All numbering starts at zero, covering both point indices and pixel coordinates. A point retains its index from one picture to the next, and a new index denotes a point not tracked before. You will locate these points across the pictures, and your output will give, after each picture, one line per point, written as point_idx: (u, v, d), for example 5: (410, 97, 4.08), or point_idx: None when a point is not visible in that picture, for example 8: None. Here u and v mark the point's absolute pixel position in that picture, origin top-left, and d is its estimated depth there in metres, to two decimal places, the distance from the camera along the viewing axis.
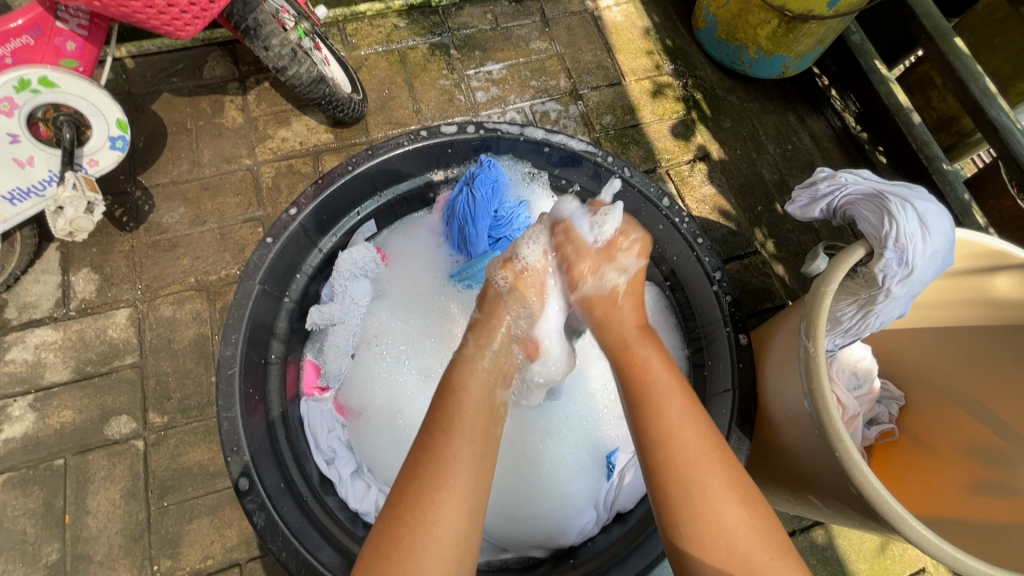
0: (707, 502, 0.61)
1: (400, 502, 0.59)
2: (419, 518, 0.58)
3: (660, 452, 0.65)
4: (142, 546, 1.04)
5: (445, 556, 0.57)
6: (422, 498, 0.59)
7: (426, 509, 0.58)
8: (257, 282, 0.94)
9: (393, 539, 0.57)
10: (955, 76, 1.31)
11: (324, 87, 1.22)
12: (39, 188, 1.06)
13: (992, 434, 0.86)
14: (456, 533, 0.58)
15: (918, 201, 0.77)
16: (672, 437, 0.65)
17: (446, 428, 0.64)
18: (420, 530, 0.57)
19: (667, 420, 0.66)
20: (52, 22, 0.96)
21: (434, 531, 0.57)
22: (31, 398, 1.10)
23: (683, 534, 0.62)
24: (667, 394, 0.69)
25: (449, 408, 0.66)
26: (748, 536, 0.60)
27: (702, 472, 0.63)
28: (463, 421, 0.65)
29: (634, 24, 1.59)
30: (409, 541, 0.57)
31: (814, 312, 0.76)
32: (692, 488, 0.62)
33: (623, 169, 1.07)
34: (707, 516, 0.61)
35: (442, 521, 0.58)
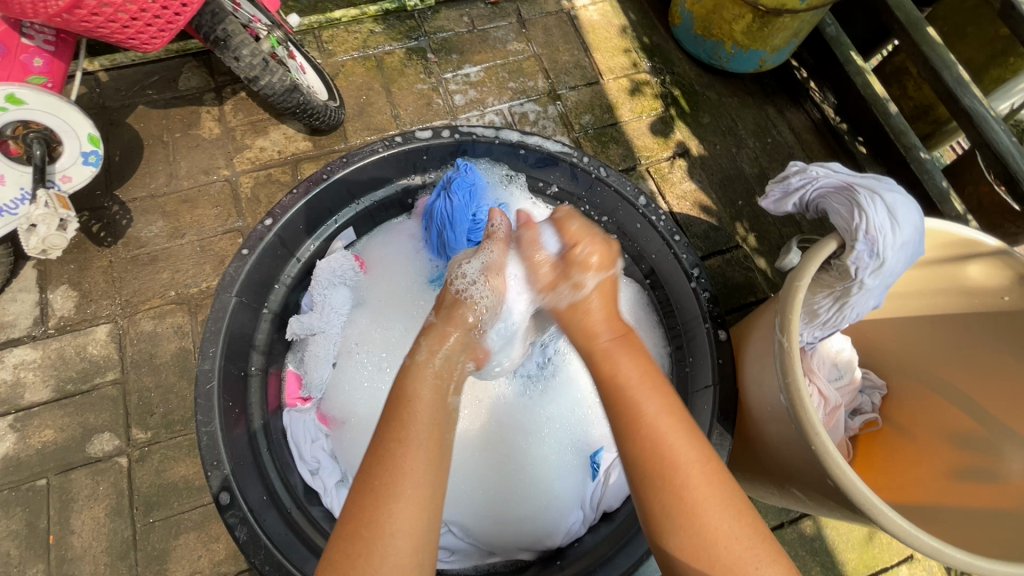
0: (687, 510, 0.62)
1: (353, 519, 0.59)
2: (374, 531, 0.58)
3: (642, 449, 0.66)
4: (129, 564, 1.03)
5: (403, 564, 0.57)
6: (377, 511, 0.59)
7: (382, 521, 0.59)
8: (234, 295, 0.93)
9: (350, 556, 0.57)
10: (929, 65, 1.32)
11: (298, 96, 1.21)
12: (11, 206, 1.04)
13: (971, 420, 0.87)
14: (413, 542, 0.59)
15: (886, 192, 0.78)
16: (655, 442, 0.66)
17: (399, 437, 0.64)
18: (378, 543, 0.57)
19: (648, 421, 0.68)
20: (18, 38, 0.95)
21: (393, 542, 0.58)
22: (11, 419, 1.09)
23: (664, 528, 0.63)
24: (647, 400, 0.69)
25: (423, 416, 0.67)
26: (722, 526, 0.62)
27: (680, 467, 0.65)
28: (416, 430, 0.65)
29: (611, 23, 1.59)
30: (369, 555, 0.57)
31: (788, 306, 0.76)
32: (673, 488, 0.63)
33: (598, 168, 1.07)
34: (686, 513, 0.62)
35: (399, 531, 0.59)
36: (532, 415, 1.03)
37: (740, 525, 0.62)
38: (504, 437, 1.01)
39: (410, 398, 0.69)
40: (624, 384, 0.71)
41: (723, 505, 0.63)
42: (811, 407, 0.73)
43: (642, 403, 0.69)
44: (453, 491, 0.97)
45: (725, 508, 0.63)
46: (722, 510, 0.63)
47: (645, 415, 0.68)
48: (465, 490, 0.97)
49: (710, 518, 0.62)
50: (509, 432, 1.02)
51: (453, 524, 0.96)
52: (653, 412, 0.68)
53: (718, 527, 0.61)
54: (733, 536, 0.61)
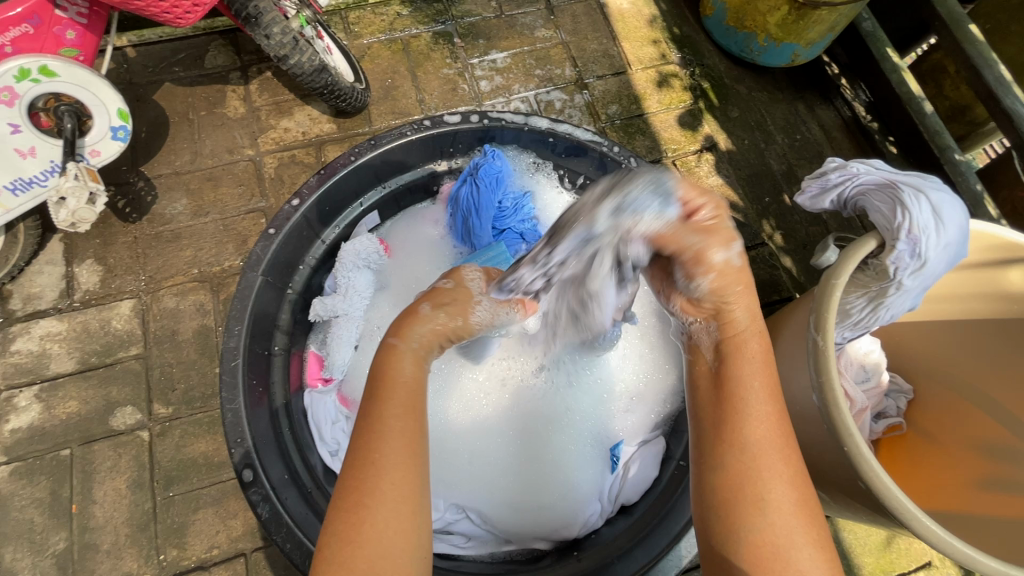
0: (767, 510, 0.57)
1: (345, 488, 0.57)
2: (364, 498, 0.56)
3: (735, 445, 0.60)
4: (149, 536, 1.04)
5: (401, 530, 0.55)
6: (364, 480, 0.56)
7: (371, 490, 0.56)
8: (260, 274, 0.94)
9: (350, 525, 0.55)
10: (969, 64, 1.28)
11: (325, 76, 1.20)
12: (40, 178, 1.04)
13: (1003, 429, 0.85)
14: (405, 512, 0.56)
15: (932, 192, 0.76)
16: (758, 437, 0.60)
17: (374, 403, 0.61)
18: (366, 511, 0.55)
19: (753, 420, 0.60)
20: (52, 10, 0.93)
21: (382, 509, 0.55)
22: (37, 389, 1.10)
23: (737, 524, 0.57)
24: (758, 397, 0.62)
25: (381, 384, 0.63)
26: (797, 539, 0.56)
27: (769, 467, 0.59)
28: (394, 394, 0.62)
29: (641, 12, 1.56)
30: (362, 525, 0.54)
31: (824, 305, 0.75)
32: (758, 486, 0.57)
33: (628, 159, 1.05)
34: (769, 518, 0.56)
35: (387, 498, 0.56)
36: (552, 405, 1.03)
37: (811, 537, 0.56)
38: (527, 423, 1.01)
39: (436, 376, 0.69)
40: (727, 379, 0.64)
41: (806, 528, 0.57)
42: (844, 408, 0.72)
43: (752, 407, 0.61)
44: (472, 477, 0.98)
45: (804, 523, 0.57)
46: (799, 516, 0.57)
47: (753, 420, 0.60)
48: (481, 478, 0.98)
49: (786, 518, 0.56)
50: (530, 420, 1.01)
51: (472, 510, 0.97)
52: (761, 417, 0.61)
53: (790, 535, 0.56)
54: (800, 544, 0.56)
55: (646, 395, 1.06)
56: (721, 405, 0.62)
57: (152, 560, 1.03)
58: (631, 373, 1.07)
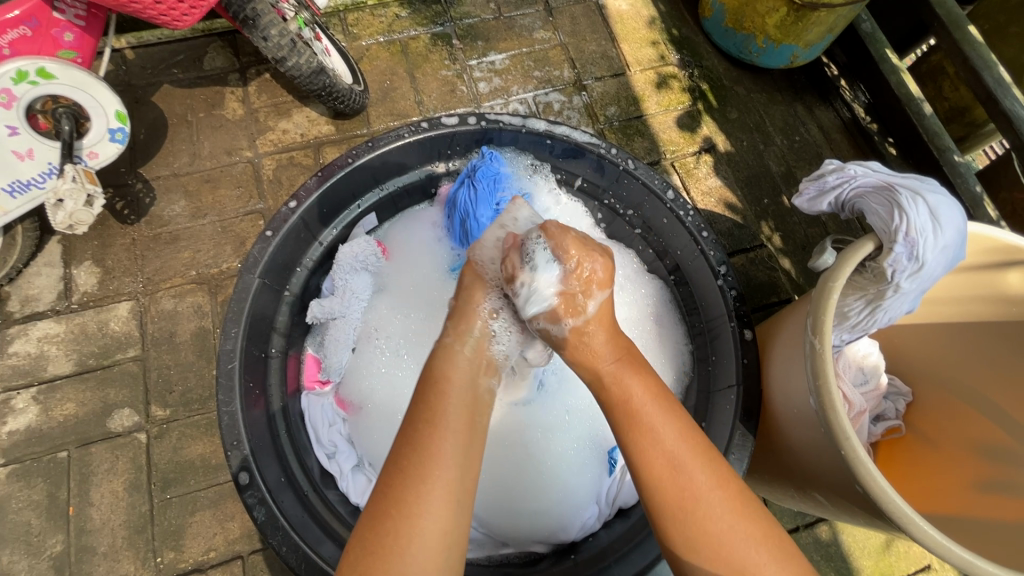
0: (690, 504, 0.63)
1: (383, 498, 0.60)
2: (403, 512, 0.58)
3: (639, 450, 0.67)
4: (146, 539, 1.04)
5: (432, 547, 0.58)
6: (405, 493, 0.59)
7: (413, 502, 0.59)
8: (257, 276, 0.93)
9: (378, 533, 0.58)
10: (969, 65, 1.28)
11: (324, 78, 1.20)
12: (39, 180, 1.04)
13: (1001, 432, 0.85)
14: (444, 525, 0.59)
15: (929, 194, 0.76)
16: (654, 437, 0.67)
17: (428, 420, 0.65)
18: (407, 522, 0.58)
19: (647, 423, 0.68)
20: (50, 12, 0.93)
21: (421, 523, 0.58)
22: (34, 391, 1.10)
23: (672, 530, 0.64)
24: (645, 402, 0.70)
25: (430, 400, 0.67)
26: (729, 525, 0.62)
27: (687, 467, 0.65)
28: (446, 413, 0.66)
29: (640, 13, 1.56)
30: (403, 536, 0.57)
31: (821, 308, 0.74)
32: (677, 485, 0.64)
33: (626, 160, 1.05)
34: (693, 509, 0.63)
35: (429, 512, 0.59)
36: (548, 408, 1.02)
37: (739, 518, 0.63)
38: (523, 427, 1.00)
39: (437, 378, 0.71)
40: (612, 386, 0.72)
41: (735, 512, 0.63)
42: (842, 412, 0.72)
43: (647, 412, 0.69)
44: None
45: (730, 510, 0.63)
46: (724, 503, 0.64)
47: (651, 426, 0.68)
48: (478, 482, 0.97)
49: (710, 505, 0.63)
50: (526, 423, 1.01)
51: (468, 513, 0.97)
52: (653, 419, 0.68)
53: (719, 523, 0.62)
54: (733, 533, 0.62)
55: None
56: (624, 418, 0.69)
57: (149, 563, 1.03)
58: None
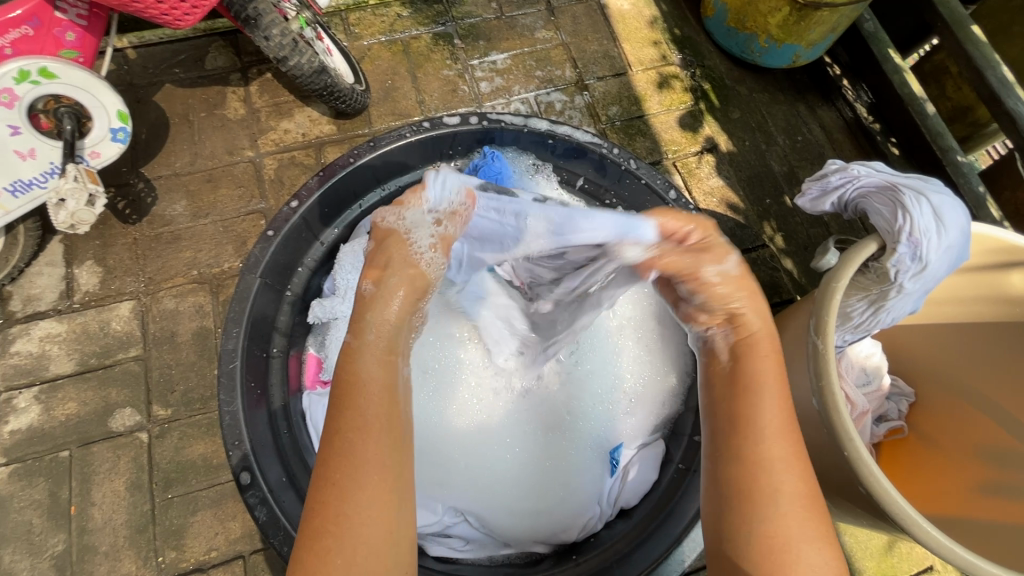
0: (786, 530, 0.56)
1: (317, 510, 0.56)
2: (338, 520, 0.56)
3: (747, 453, 0.59)
4: (147, 538, 1.04)
5: (376, 551, 0.55)
6: (340, 504, 0.56)
7: (344, 509, 0.56)
8: (258, 276, 0.94)
9: (316, 550, 0.55)
10: (972, 65, 1.27)
11: (325, 78, 1.20)
12: (41, 179, 1.04)
13: (1006, 435, 0.84)
14: (384, 530, 0.57)
15: (933, 194, 0.75)
16: (771, 440, 0.59)
17: (349, 418, 0.59)
18: (343, 531, 0.55)
19: (766, 422, 0.60)
20: (52, 12, 0.94)
21: (361, 532, 0.55)
22: (36, 390, 1.10)
23: (749, 542, 0.57)
24: (770, 398, 0.61)
25: (347, 396, 0.61)
26: (815, 562, 0.56)
27: (789, 467, 0.59)
28: (368, 406, 0.60)
29: (642, 13, 1.56)
30: (337, 545, 0.55)
31: (824, 308, 0.74)
32: (770, 483, 0.58)
33: (628, 160, 1.06)
34: (781, 516, 0.57)
35: (364, 516, 0.56)
36: (550, 407, 1.03)
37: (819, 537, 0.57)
38: (525, 426, 1.01)
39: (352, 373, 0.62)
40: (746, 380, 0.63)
41: (823, 547, 0.57)
42: (845, 412, 0.71)
43: (768, 410, 0.61)
44: (470, 481, 0.97)
45: (820, 545, 0.57)
46: (806, 516, 0.58)
47: (768, 424, 0.60)
48: (480, 482, 0.97)
49: (803, 534, 0.56)
50: (529, 421, 1.02)
51: (469, 514, 0.96)
52: (773, 421, 0.60)
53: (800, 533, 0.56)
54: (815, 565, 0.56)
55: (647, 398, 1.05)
56: (734, 413, 0.62)
57: (150, 562, 1.03)
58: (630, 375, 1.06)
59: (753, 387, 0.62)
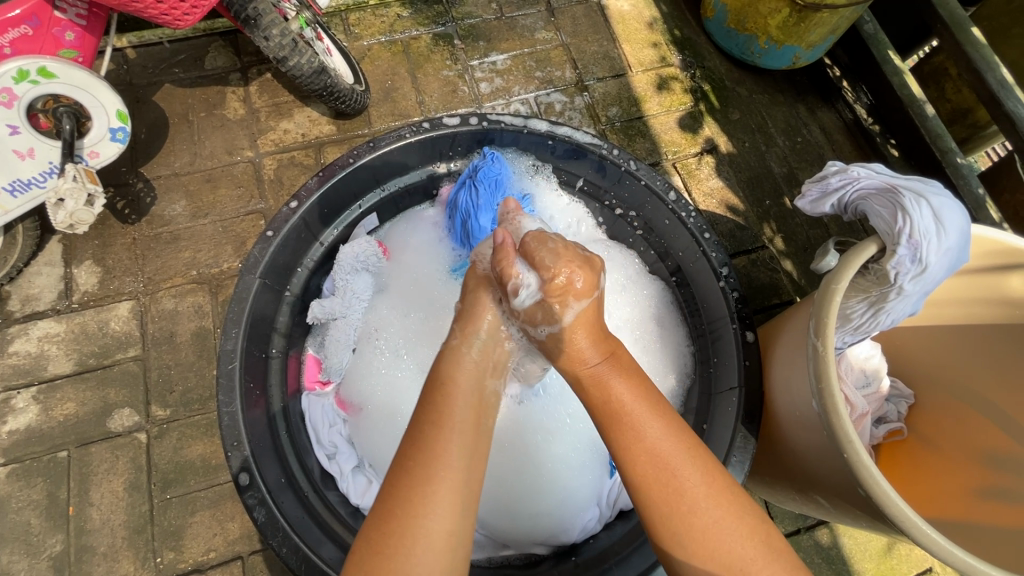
0: (691, 519, 0.63)
1: (389, 499, 0.60)
2: (409, 511, 0.59)
3: (633, 462, 0.67)
4: (146, 539, 1.04)
5: (438, 547, 0.58)
6: (411, 495, 0.60)
7: (417, 504, 0.59)
8: (257, 276, 0.93)
9: (384, 532, 0.58)
10: (971, 67, 1.28)
11: (325, 78, 1.20)
12: (39, 179, 1.04)
13: (1005, 438, 0.84)
14: (449, 526, 0.60)
15: (932, 196, 0.75)
16: (644, 447, 0.67)
17: (435, 420, 0.66)
18: (411, 523, 0.58)
19: (642, 434, 0.68)
20: (51, 12, 0.93)
21: (426, 524, 0.59)
22: (35, 390, 1.10)
23: (671, 543, 0.64)
24: (641, 414, 0.69)
25: (440, 402, 0.68)
26: (728, 536, 0.62)
27: (675, 463, 0.66)
28: (453, 414, 0.67)
29: (641, 14, 1.56)
30: (407, 536, 0.58)
31: (824, 310, 0.74)
32: (668, 482, 0.65)
33: (629, 162, 1.04)
34: (687, 507, 0.64)
35: (433, 513, 0.59)
36: (547, 412, 1.02)
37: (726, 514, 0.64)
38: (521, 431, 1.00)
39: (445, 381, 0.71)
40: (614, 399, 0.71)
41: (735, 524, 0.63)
42: (845, 414, 0.71)
43: (637, 419, 0.69)
44: None
45: (732, 522, 0.63)
46: (725, 515, 0.64)
47: (641, 434, 0.68)
48: None
49: (706, 518, 0.63)
50: (525, 426, 1.00)
51: None
52: (647, 429, 0.68)
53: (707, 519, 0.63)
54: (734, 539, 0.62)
55: None
56: (615, 426, 0.69)
57: (149, 563, 1.03)
58: None
59: (616, 405, 0.70)
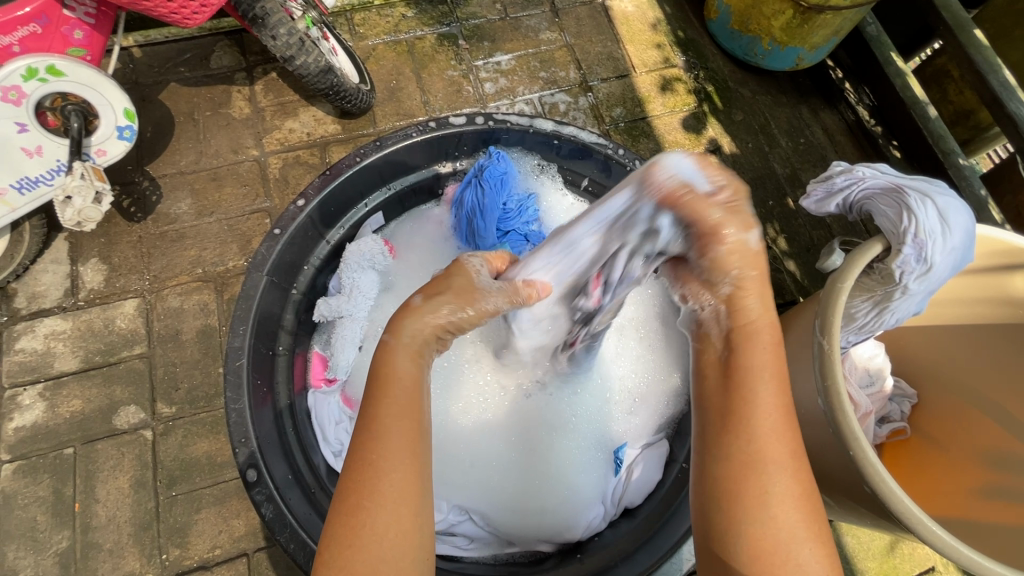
0: (771, 514, 0.52)
1: (347, 488, 0.55)
2: (371, 498, 0.54)
3: (736, 448, 0.54)
4: (151, 536, 1.04)
5: (404, 534, 0.54)
6: (370, 479, 0.55)
7: (375, 490, 0.54)
8: (265, 274, 0.94)
9: (348, 525, 0.53)
10: (974, 68, 1.28)
11: (331, 78, 1.21)
12: (47, 177, 1.05)
13: (1010, 437, 0.84)
14: (411, 512, 0.55)
15: (938, 196, 0.76)
16: (756, 430, 0.55)
17: (380, 398, 0.59)
18: (370, 510, 0.54)
19: (755, 410, 0.55)
20: (60, 10, 0.94)
21: (386, 511, 0.54)
22: (41, 387, 1.11)
23: (730, 531, 0.53)
24: (760, 385, 0.57)
25: (386, 378, 0.61)
26: (800, 543, 0.51)
27: (773, 463, 0.54)
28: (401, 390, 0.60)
29: (645, 15, 1.57)
30: (364, 526, 0.53)
31: (829, 309, 0.75)
32: (760, 483, 0.53)
33: (633, 161, 1.06)
34: (771, 515, 0.52)
35: (392, 498, 0.54)
36: (554, 408, 1.02)
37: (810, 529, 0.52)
38: (529, 427, 1.01)
39: (389, 360, 0.63)
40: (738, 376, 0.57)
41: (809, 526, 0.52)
42: (850, 411, 0.72)
43: (752, 396, 0.56)
44: (475, 479, 0.98)
45: (807, 524, 0.52)
46: (802, 517, 0.52)
47: (756, 409, 0.55)
48: (484, 480, 0.98)
49: (787, 515, 0.52)
50: (533, 422, 1.01)
51: (474, 512, 0.97)
52: (763, 407, 0.56)
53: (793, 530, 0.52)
54: (804, 545, 0.52)
55: (647, 396, 1.06)
56: (725, 402, 0.57)
57: (154, 560, 1.03)
58: (633, 376, 1.07)
59: (738, 377, 0.57)
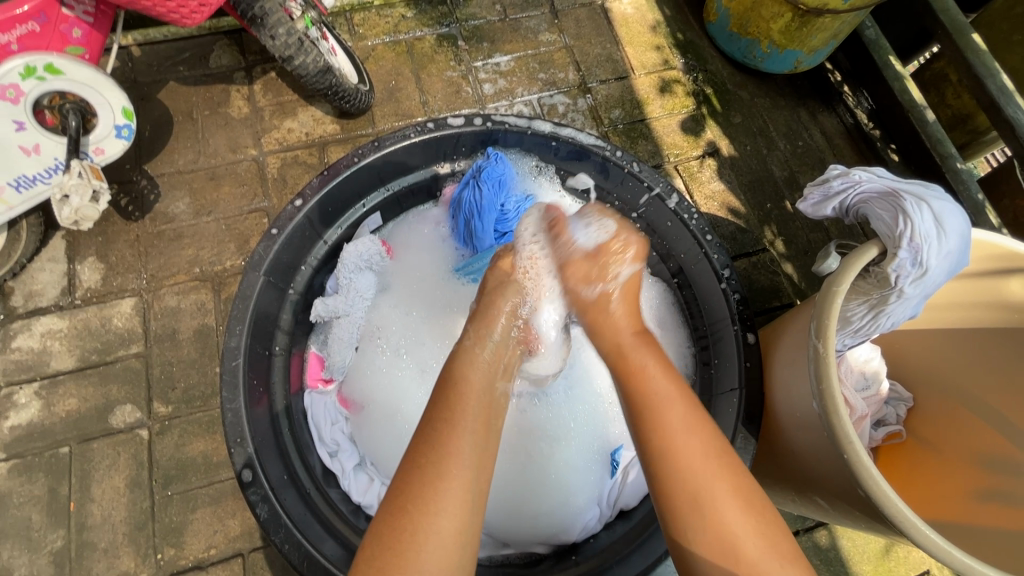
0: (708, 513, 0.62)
1: (400, 496, 0.59)
2: (421, 508, 0.57)
3: (668, 467, 0.65)
4: (146, 535, 1.04)
5: (447, 547, 0.56)
6: (426, 489, 0.58)
7: (428, 500, 0.58)
8: (262, 274, 0.94)
9: (394, 533, 0.57)
10: (972, 73, 1.28)
11: (330, 78, 1.21)
12: (45, 175, 1.05)
13: (1006, 441, 0.84)
14: (457, 525, 0.58)
15: (934, 201, 0.76)
16: (674, 443, 0.66)
17: (447, 418, 0.64)
18: (422, 519, 0.57)
19: (669, 426, 0.67)
20: (59, 9, 0.93)
21: (437, 521, 0.57)
22: (37, 385, 1.10)
23: (690, 538, 0.62)
24: (666, 407, 0.68)
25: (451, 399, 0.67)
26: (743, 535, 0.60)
27: (700, 474, 0.64)
28: (465, 413, 0.65)
29: (645, 17, 1.57)
30: (411, 532, 0.56)
31: (826, 311, 0.75)
32: (693, 492, 0.63)
33: (631, 163, 1.06)
34: (710, 519, 0.61)
35: (445, 512, 0.58)
36: (552, 410, 1.02)
37: (758, 528, 0.61)
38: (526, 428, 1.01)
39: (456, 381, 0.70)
40: (648, 402, 0.69)
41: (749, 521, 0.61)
42: (845, 415, 0.72)
43: (665, 415, 0.68)
44: None
45: (747, 521, 0.61)
46: (741, 515, 0.62)
47: (670, 425, 0.67)
48: None
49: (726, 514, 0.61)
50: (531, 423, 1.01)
51: None
52: (676, 421, 0.67)
53: (743, 534, 0.60)
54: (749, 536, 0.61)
55: None
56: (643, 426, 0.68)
57: (149, 559, 1.03)
58: None
59: (648, 404, 0.69)
